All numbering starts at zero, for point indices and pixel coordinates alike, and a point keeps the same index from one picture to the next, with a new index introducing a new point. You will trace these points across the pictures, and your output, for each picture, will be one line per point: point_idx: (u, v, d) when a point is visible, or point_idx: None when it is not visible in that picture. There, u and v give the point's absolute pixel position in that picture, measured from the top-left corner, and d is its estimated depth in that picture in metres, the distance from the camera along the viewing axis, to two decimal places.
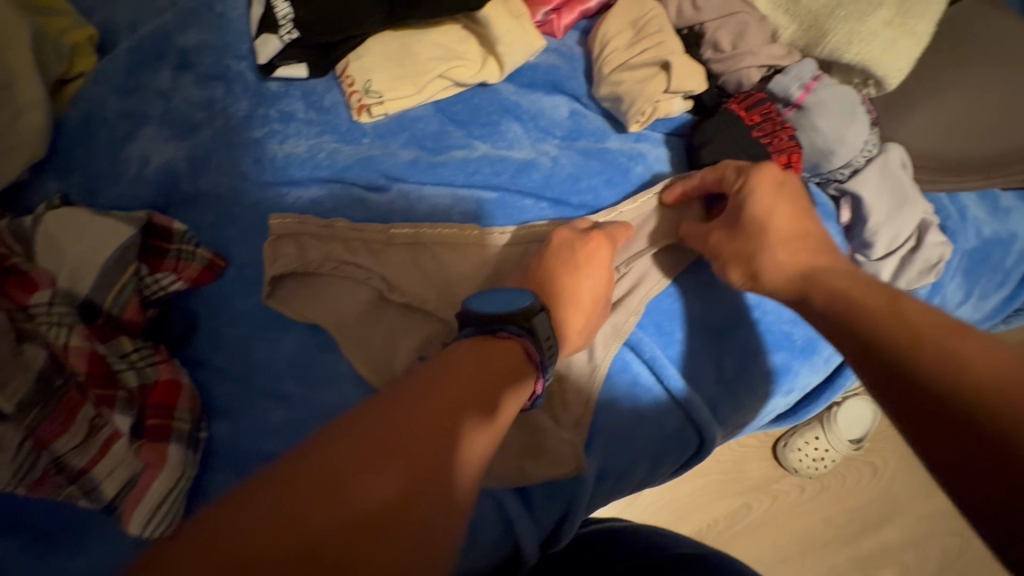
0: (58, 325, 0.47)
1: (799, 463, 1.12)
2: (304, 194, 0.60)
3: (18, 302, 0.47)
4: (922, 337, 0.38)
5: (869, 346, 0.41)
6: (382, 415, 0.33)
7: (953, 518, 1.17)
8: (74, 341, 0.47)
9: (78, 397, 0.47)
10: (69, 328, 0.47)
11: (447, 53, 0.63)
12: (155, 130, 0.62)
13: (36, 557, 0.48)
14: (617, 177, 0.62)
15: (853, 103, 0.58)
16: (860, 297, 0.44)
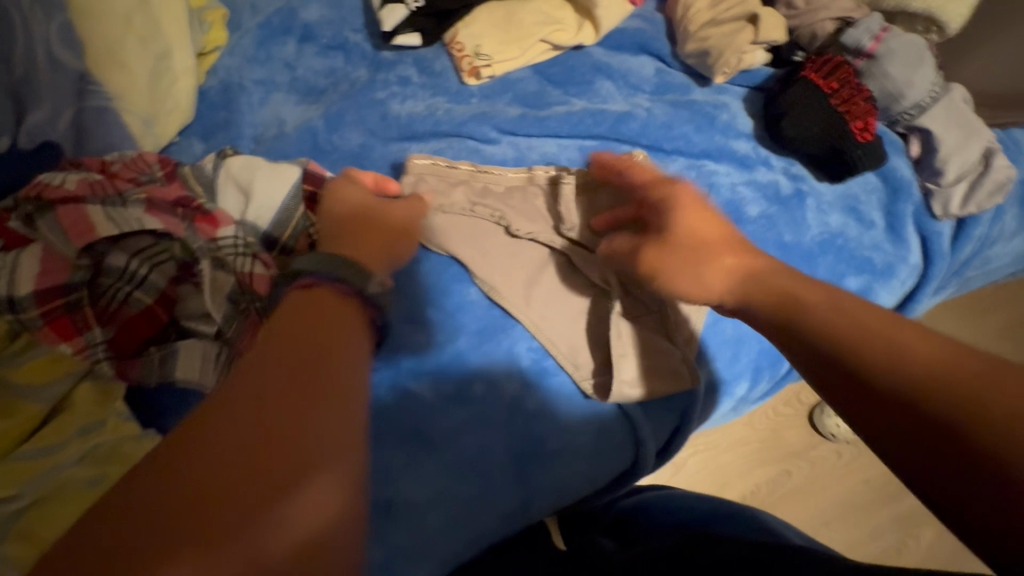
0: (243, 257, 0.53)
1: (835, 428, 1.17)
2: (426, 147, 0.67)
3: (207, 235, 0.53)
4: (885, 361, 0.35)
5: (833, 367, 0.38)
6: (245, 379, 0.32)
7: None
8: (257, 271, 0.53)
9: (260, 320, 0.53)
10: (252, 259, 0.54)
11: (548, 19, 0.70)
12: (283, 96, 0.69)
13: None
14: (705, 123, 0.69)
15: (920, 48, 0.63)
16: (810, 310, 0.41)
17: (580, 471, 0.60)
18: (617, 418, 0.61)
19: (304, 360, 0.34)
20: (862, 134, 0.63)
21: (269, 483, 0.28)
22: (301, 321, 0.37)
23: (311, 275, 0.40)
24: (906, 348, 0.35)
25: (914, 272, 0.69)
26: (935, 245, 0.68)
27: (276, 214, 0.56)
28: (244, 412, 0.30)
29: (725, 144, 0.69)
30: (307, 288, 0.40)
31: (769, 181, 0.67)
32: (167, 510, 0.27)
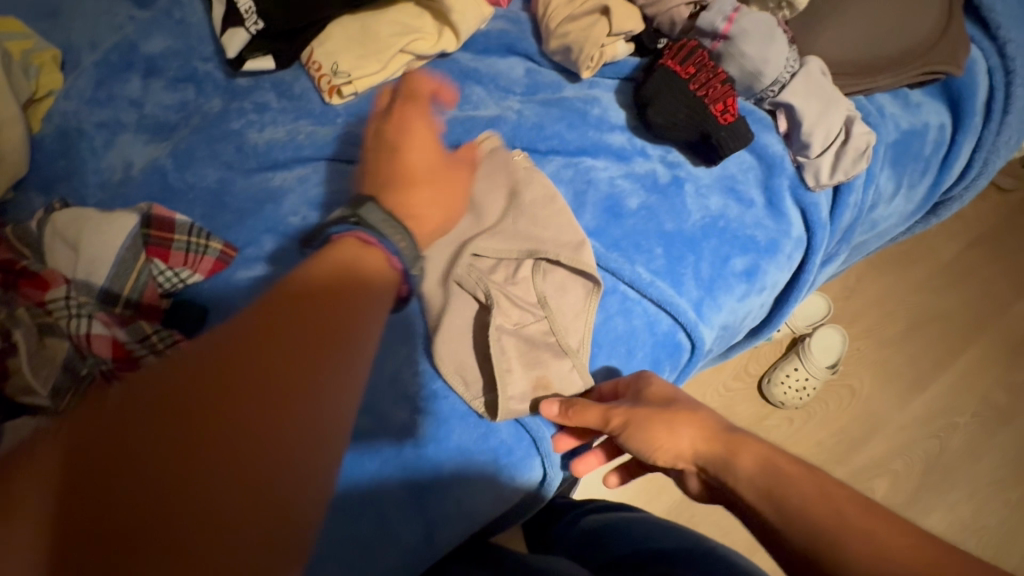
0: (79, 316, 0.49)
1: (785, 396, 1.20)
2: (290, 175, 0.64)
3: (34, 300, 0.49)
4: (836, 516, 0.39)
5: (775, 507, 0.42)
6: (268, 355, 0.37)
7: (933, 421, 1.26)
8: (96, 329, 0.49)
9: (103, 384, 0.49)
10: (88, 317, 0.50)
11: (405, 29, 0.67)
12: (132, 136, 0.65)
13: None
14: (577, 119, 0.68)
15: (770, 26, 0.64)
16: (781, 462, 0.44)
17: (483, 493, 0.58)
18: (515, 433, 0.60)
19: (298, 358, 0.38)
20: (724, 116, 0.63)
21: (242, 468, 0.34)
22: (304, 313, 0.41)
23: (365, 231, 0.48)
24: (863, 535, 0.38)
25: (799, 244, 0.69)
26: (814, 216, 0.68)
27: (114, 265, 0.52)
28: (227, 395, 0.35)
29: (600, 139, 0.68)
30: (359, 243, 0.48)
31: (645, 171, 0.67)
32: (162, 451, 0.33)
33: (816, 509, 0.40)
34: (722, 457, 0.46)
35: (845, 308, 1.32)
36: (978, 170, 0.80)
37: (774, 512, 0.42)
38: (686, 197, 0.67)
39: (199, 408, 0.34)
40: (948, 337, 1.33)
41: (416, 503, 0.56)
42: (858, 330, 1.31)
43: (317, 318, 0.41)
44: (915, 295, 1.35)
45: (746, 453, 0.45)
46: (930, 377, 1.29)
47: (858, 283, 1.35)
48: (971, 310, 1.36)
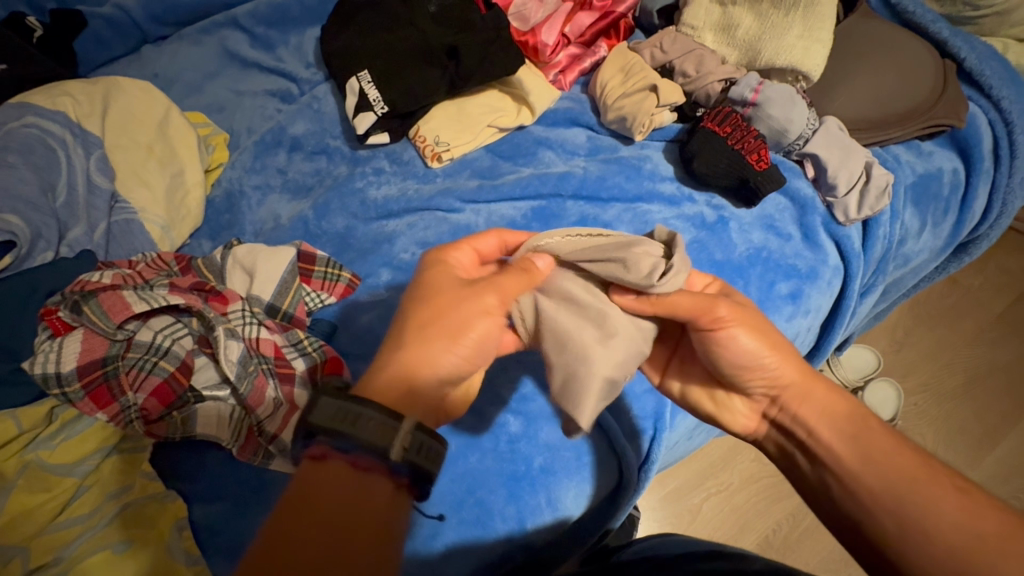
0: (252, 326, 0.63)
1: None
2: (401, 222, 0.79)
3: (220, 312, 0.63)
4: (918, 480, 0.48)
5: (868, 457, 0.51)
6: (303, 539, 0.38)
7: (1008, 478, 1.23)
8: (263, 335, 0.62)
9: (265, 379, 0.61)
10: (258, 326, 0.63)
11: (492, 110, 0.85)
12: (278, 195, 0.82)
13: (239, 513, 0.57)
14: (634, 173, 0.82)
15: (791, 93, 0.78)
16: (857, 413, 0.55)
17: (569, 485, 0.65)
18: (595, 433, 0.68)
19: (339, 530, 0.39)
20: (759, 164, 0.76)
21: None
22: (314, 500, 0.40)
23: (322, 441, 0.41)
24: (921, 499, 0.47)
25: (836, 272, 0.78)
26: (847, 247, 0.78)
27: (276, 288, 0.66)
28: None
29: (654, 188, 0.81)
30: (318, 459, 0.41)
31: (693, 212, 0.79)
32: None
33: (895, 465, 0.50)
34: (818, 406, 0.55)
35: (895, 361, 1.35)
36: (998, 211, 0.89)
37: (856, 458, 0.51)
38: (730, 232, 0.78)
39: None
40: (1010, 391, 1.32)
41: (513, 492, 0.63)
42: (917, 383, 1.32)
43: (331, 501, 0.40)
44: (971, 347, 1.37)
45: (830, 396, 0.56)
46: (997, 430, 1.28)
47: (909, 336, 1.38)
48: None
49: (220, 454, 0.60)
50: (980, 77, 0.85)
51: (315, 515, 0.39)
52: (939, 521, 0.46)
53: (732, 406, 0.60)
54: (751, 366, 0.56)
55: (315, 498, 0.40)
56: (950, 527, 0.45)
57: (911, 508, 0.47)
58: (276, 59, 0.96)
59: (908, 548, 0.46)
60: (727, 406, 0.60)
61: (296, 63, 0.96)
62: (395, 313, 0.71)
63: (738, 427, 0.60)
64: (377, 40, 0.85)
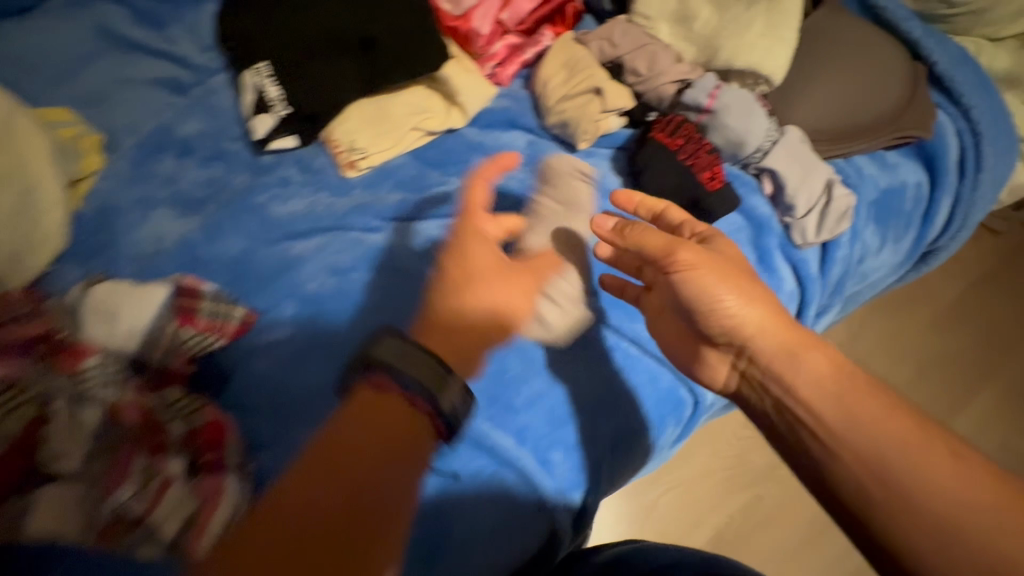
0: (112, 384, 0.52)
1: None
2: (308, 246, 0.68)
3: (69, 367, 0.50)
4: (910, 446, 0.45)
5: (852, 417, 0.47)
6: (355, 427, 0.44)
7: None
8: (127, 395, 0.52)
9: (130, 449, 0.49)
10: (123, 383, 0.53)
11: (418, 110, 0.74)
12: (164, 211, 0.70)
13: None
14: (577, 187, 0.73)
15: (750, 101, 0.70)
16: (832, 374, 0.50)
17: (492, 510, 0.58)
18: (525, 489, 0.60)
19: (387, 442, 0.44)
20: (712, 182, 0.68)
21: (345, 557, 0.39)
22: (368, 426, 0.45)
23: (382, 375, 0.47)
24: (906, 458, 0.45)
25: (791, 298, 0.72)
26: (804, 272, 0.72)
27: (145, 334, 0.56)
28: (339, 486, 0.41)
29: (599, 204, 0.72)
30: (379, 387, 0.46)
31: None
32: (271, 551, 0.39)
33: (884, 427, 0.46)
34: (804, 370, 0.51)
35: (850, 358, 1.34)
36: (960, 224, 0.84)
37: (834, 409, 0.48)
38: None
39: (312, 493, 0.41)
40: (961, 389, 1.33)
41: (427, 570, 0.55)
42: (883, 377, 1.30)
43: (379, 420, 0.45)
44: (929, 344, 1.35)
45: (818, 354, 0.51)
46: None
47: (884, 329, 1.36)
48: (984, 358, 1.36)
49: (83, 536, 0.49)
50: (948, 82, 0.79)
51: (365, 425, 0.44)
52: (923, 483, 0.43)
53: (700, 354, 0.57)
54: (709, 311, 0.53)
55: (370, 410, 0.45)
56: (931, 489, 0.43)
57: (916, 488, 0.43)
58: (164, 40, 0.81)
59: (902, 521, 0.43)
60: (701, 355, 0.57)
61: (190, 47, 0.82)
62: (297, 354, 0.63)
63: (706, 377, 0.57)
64: (278, 23, 0.72)
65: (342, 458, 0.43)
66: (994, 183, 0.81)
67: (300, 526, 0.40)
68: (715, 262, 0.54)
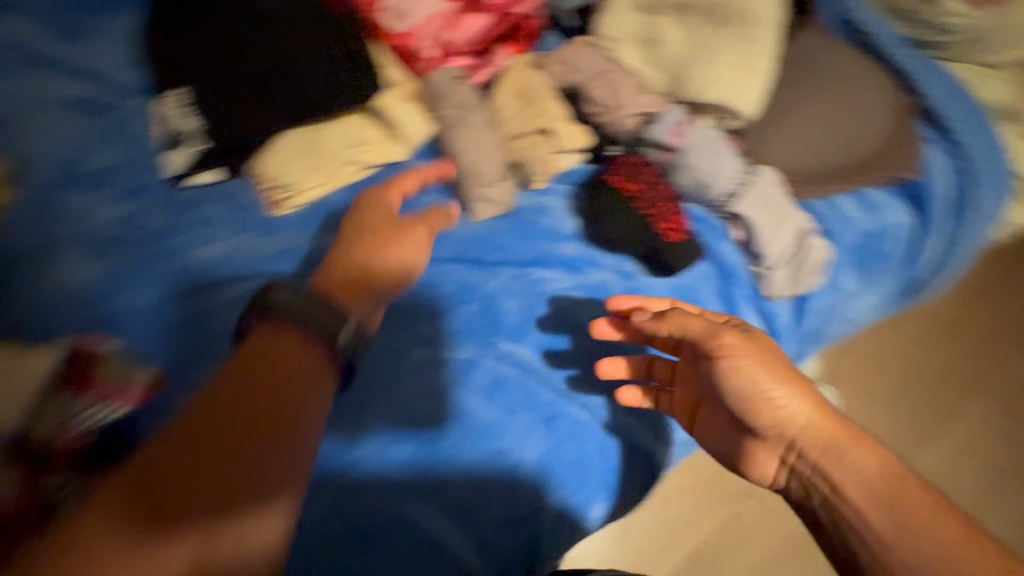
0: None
1: None
2: (228, 294, 0.62)
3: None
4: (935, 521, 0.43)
5: (871, 492, 0.47)
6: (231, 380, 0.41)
7: None
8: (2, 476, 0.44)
9: None
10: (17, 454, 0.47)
11: (354, 142, 0.67)
12: (74, 252, 0.64)
13: None
14: (527, 230, 0.67)
15: (716, 141, 0.63)
16: (864, 459, 0.49)
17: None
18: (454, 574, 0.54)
19: (270, 383, 0.42)
20: (671, 234, 0.62)
21: (240, 466, 0.37)
22: (279, 366, 0.43)
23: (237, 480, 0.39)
24: (937, 540, 0.43)
25: None
26: (774, 325, 0.66)
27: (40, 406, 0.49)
28: (199, 448, 0.37)
29: (550, 249, 0.66)
30: (277, 328, 0.45)
31: (597, 283, 0.66)
32: (141, 506, 0.35)
33: (906, 505, 0.45)
34: (844, 465, 0.49)
35: None
36: (948, 264, 0.76)
37: (870, 502, 0.47)
38: None
39: (178, 454, 0.37)
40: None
41: None
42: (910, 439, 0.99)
43: (277, 364, 0.43)
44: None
45: (857, 445, 0.50)
46: None
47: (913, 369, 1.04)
48: None
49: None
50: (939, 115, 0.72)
51: (273, 359, 0.43)
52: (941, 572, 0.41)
53: (745, 451, 0.55)
54: (761, 404, 0.52)
55: (275, 363, 0.43)
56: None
57: (930, 570, 0.42)
58: (83, 58, 0.74)
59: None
60: (748, 455, 0.55)
61: (112, 63, 0.74)
62: None
63: (755, 475, 0.55)
64: (198, 46, 0.65)
65: (212, 445, 0.37)
66: (987, 222, 0.74)
67: (163, 471, 0.36)
68: (766, 356, 0.53)
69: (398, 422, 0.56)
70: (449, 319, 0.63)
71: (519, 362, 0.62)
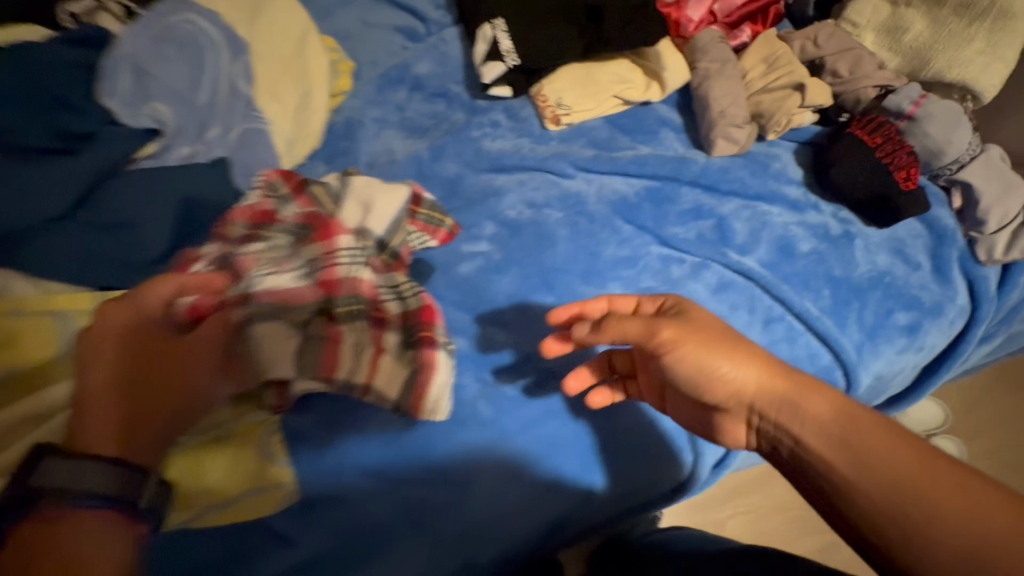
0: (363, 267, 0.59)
1: None
2: (510, 179, 0.78)
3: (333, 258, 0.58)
4: (919, 490, 0.42)
5: (829, 479, 0.45)
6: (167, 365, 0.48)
7: None
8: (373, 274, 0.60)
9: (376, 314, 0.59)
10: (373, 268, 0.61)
11: (621, 80, 0.82)
12: (394, 132, 0.82)
13: (326, 427, 0.57)
14: (760, 170, 0.77)
15: (955, 112, 0.72)
16: (820, 410, 0.47)
17: (516, 491, 0.58)
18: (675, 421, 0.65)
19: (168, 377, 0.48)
20: (906, 183, 0.71)
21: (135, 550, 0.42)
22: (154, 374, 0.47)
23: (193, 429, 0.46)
24: (923, 508, 0.41)
25: (963, 313, 0.73)
26: (981, 288, 0.72)
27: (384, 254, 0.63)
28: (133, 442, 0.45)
29: (779, 189, 0.76)
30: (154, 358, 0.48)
31: (817, 221, 0.74)
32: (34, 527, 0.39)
33: (889, 469, 0.43)
34: (804, 418, 0.47)
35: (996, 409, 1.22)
36: None
37: (835, 448, 0.45)
38: (857, 245, 0.73)
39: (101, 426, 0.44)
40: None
41: (589, 469, 0.61)
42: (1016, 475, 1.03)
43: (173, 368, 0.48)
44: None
45: (822, 398, 0.48)
46: None
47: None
48: None
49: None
50: None
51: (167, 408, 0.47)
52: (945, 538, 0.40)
53: (714, 424, 0.53)
54: (710, 380, 0.50)
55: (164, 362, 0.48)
56: (952, 535, 0.40)
57: (920, 529, 0.41)
58: None
59: (932, 548, 0.40)
60: (719, 426, 0.53)
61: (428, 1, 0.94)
62: (493, 267, 0.71)
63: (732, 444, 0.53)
64: None
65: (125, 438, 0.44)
66: None
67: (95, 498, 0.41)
68: (702, 331, 0.50)
69: (636, 296, 0.70)
70: (685, 228, 0.75)
71: (748, 269, 0.71)
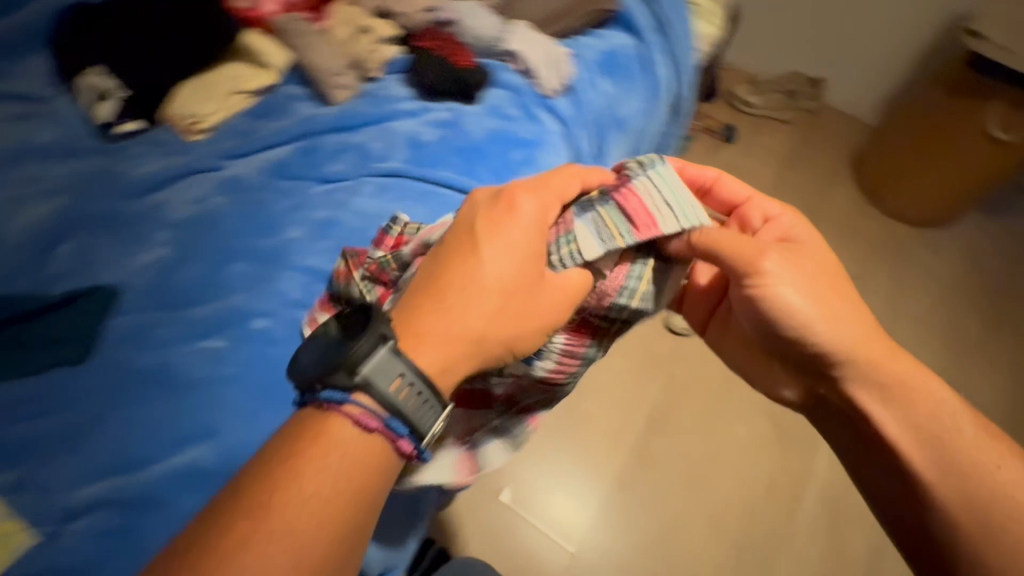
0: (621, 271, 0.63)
1: None
2: (166, 192, 0.84)
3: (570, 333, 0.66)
4: (925, 431, 0.61)
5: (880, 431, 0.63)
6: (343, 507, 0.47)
7: None
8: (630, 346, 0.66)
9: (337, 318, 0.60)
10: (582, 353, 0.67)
11: (234, 77, 0.93)
12: (29, 200, 0.81)
13: (61, 451, 0.63)
14: (373, 100, 0.94)
15: (471, 6, 0.96)
16: (892, 367, 0.63)
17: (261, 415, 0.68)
18: None
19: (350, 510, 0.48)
20: (463, 65, 0.93)
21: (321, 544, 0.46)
22: (347, 455, 0.48)
23: (376, 412, 0.49)
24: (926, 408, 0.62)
25: (561, 134, 0.96)
26: (559, 114, 0.96)
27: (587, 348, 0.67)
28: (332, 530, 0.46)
29: (394, 107, 0.93)
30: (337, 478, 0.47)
31: (431, 116, 0.92)
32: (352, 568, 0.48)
33: (925, 416, 0.61)
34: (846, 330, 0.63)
35: None
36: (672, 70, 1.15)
37: (903, 423, 0.62)
38: (465, 122, 0.92)
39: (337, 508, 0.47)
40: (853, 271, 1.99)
41: None
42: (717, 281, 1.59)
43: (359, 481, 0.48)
44: None
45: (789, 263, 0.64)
46: None
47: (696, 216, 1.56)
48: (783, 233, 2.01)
49: (70, 377, 0.67)
50: None
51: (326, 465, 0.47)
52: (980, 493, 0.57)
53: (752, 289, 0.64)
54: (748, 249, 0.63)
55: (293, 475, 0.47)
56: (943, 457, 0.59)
57: (980, 471, 0.58)
58: None
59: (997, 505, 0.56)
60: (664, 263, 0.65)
61: (20, 78, 0.93)
62: (171, 263, 0.77)
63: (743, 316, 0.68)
64: (102, 43, 0.91)
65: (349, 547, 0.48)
66: (681, 36, 1.14)
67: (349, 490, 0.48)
68: (802, 262, 0.65)
69: (312, 229, 0.81)
70: (337, 163, 0.87)
71: (393, 170, 0.86)
